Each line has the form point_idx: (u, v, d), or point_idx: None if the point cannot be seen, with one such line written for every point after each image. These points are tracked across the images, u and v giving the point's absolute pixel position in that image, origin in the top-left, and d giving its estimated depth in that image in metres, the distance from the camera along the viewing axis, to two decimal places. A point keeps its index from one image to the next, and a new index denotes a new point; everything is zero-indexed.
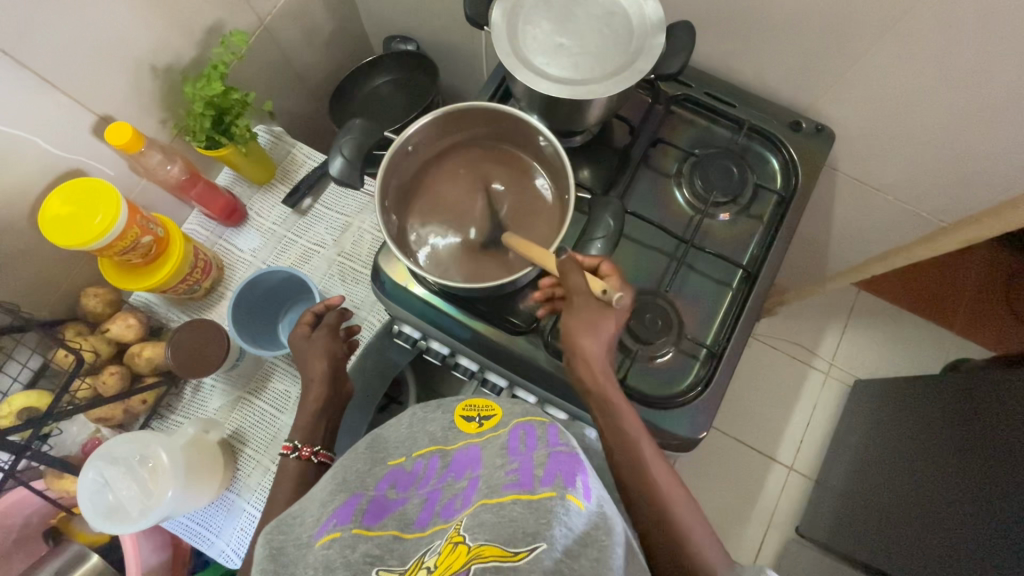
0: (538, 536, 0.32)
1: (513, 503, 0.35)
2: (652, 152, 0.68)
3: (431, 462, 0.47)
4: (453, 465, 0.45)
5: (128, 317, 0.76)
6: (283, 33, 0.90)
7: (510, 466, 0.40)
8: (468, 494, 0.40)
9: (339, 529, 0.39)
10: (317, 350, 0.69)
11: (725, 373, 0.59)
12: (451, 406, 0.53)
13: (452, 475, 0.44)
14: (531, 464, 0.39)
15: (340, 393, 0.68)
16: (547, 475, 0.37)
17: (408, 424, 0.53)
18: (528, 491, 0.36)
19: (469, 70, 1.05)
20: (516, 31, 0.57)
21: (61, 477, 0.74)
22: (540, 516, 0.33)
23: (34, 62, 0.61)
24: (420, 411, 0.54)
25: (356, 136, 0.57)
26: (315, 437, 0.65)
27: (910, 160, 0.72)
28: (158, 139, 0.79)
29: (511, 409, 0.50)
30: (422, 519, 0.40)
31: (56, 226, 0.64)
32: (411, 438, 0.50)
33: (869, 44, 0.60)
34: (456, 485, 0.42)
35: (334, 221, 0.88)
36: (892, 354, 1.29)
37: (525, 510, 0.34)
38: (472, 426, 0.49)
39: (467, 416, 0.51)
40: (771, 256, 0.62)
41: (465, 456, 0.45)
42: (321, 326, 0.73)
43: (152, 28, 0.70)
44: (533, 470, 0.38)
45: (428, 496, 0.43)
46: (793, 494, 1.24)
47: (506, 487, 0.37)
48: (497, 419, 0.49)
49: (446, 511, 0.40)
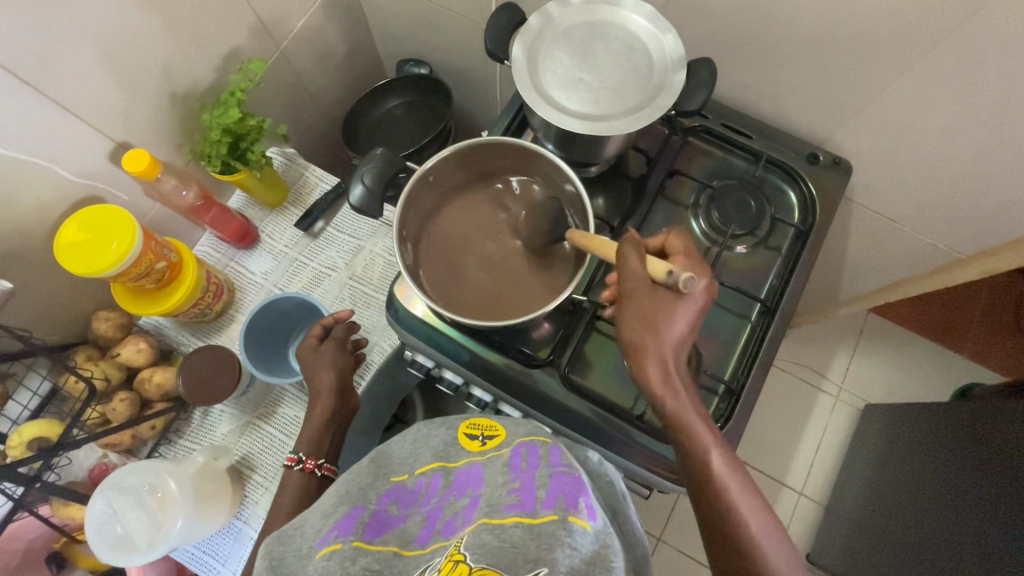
0: (540, 562, 0.34)
1: (514, 526, 0.36)
2: (668, 183, 0.68)
3: (433, 481, 0.47)
4: (454, 484, 0.46)
5: (138, 341, 0.75)
6: (298, 58, 0.90)
7: (511, 485, 0.41)
8: (468, 513, 0.41)
9: (339, 541, 0.39)
10: (325, 363, 0.70)
11: (744, 408, 0.58)
12: (456, 422, 0.54)
13: (454, 494, 0.45)
14: (533, 484, 0.41)
15: (346, 407, 0.70)
16: (549, 497, 0.39)
17: (412, 440, 0.54)
18: (529, 514, 0.37)
19: (482, 95, 1.05)
20: (535, 66, 0.57)
21: (67, 504, 0.73)
22: (543, 541, 0.35)
23: (57, 92, 0.62)
24: (423, 427, 0.55)
25: (378, 164, 0.57)
26: (320, 450, 0.66)
27: (925, 193, 0.72)
28: (174, 163, 0.79)
29: (515, 430, 0.51)
30: (422, 537, 0.41)
31: (72, 254, 0.64)
32: (414, 455, 0.51)
33: (886, 82, 0.61)
34: (458, 503, 0.43)
35: (347, 244, 0.88)
36: (903, 379, 1.28)
37: (526, 535, 0.36)
38: (474, 445, 0.50)
39: (470, 434, 0.51)
40: (790, 290, 0.62)
41: (467, 474, 0.46)
42: (329, 339, 0.73)
43: (172, 55, 0.71)
44: (534, 492, 0.39)
45: (429, 514, 0.44)
46: (802, 519, 1.22)
47: (506, 508, 0.38)
48: (501, 438, 0.50)
49: (447, 528, 0.41)
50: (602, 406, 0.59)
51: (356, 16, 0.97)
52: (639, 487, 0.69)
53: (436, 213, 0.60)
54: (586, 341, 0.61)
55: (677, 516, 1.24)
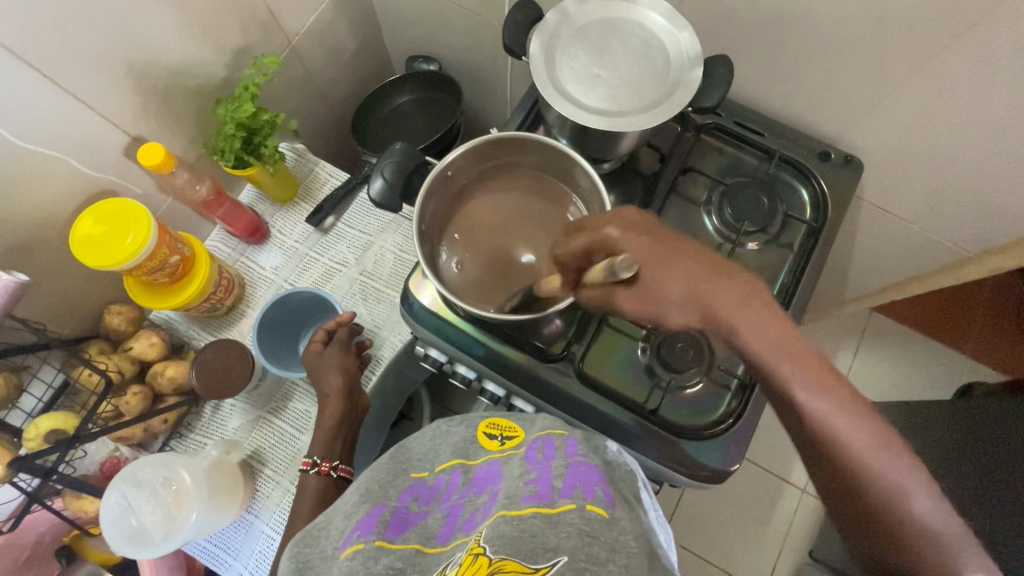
0: (558, 552, 0.33)
1: (533, 516, 0.37)
2: (681, 180, 0.68)
3: (453, 478, 0.48)
4: (474, 481, 0.46)
5: (151, 335, 0.76)
6: (309, 53, 0.90)
7: (528, 476, 0.42)
8: (487, 508, 0.41)
9: (362, 541, 0.39)
10: (331, 365, 0.70)
11: (757, 403, 0.59)
12: (475, 420, 0.54)
13: (473, 491, 0.45)
14: (550, 474, 0.42)
15: (356, 408, 0.69)
16: (565, 487, 0.40)
17: (431, 437, 0.54)
18: (547, 504, 0.38)
19: (491, 92, 1.05)
20: (553, 61, 0.57)
21: (79, 497, 0.73)
22: (561, 530, 0.35)
23: (73, 85, 0.62)
24: (443, 424, 0.55)
25: (396, 159, 0.58)
26: (333, 452, 0.66)
27: (934, 191, 0.72)
28: (186, 157, 0.79)
29: (533, 427, 0.51)
30: (444, 534, 0.42)
31: (87, 247, 0.64)
32: (433, 451, 0.52)
33: (899, 81, 0.61)
34: (478, 500, 0.43)
35: (357, 239, 0.88)
36: (905, 377, 1.29)
37: (544, 524, 0.36)
38: (493, 444, 0.50)
39: (489, 434, 0.52)
40: (802, 286, 0.62)
41: (486, 472, 0.46)
42: (333, 342, 0.74)
43: (186, 49, 0.71)
44: (551, 481, 0.41)
45: (449, 511, 0.44)
46: (806, 517, 1.23)
47: (524, 499, 0.39)
48: (520, 438, 0.50)
49: (467, 525, 0.41)
50: (616, 401, 0.59)
51: (367, 12, 0.97)
52: (650, 482, 0.69)
53: (480, 187, 0.61)
54: (600, 336, 0.62)
55: (681, 512, 1.24)
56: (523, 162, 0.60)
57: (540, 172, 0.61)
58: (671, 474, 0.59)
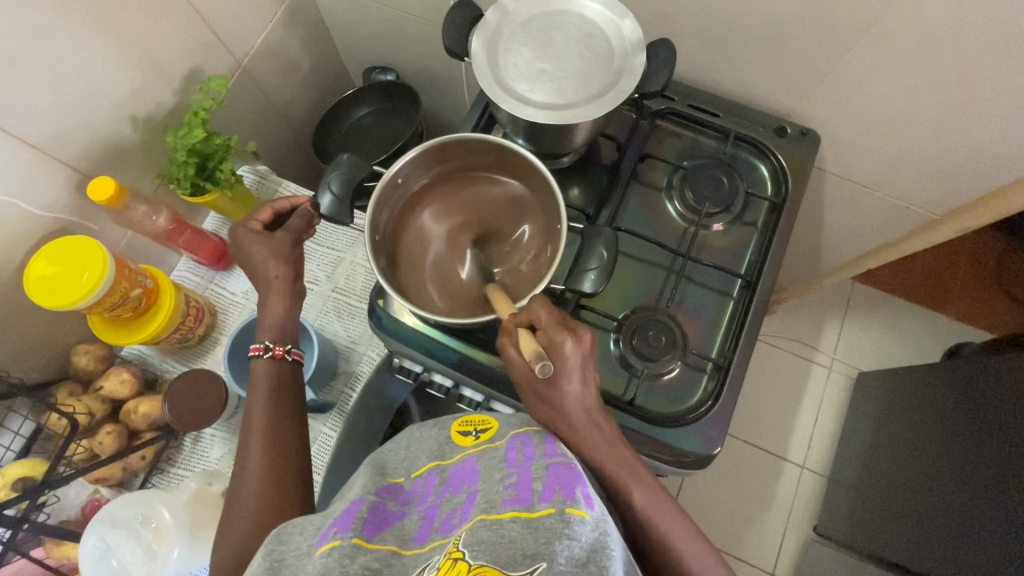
0: (538, 557, 0.32)
1: (512, 520, 0.35)
2: (641, 167, 0.68)
3: (430, 480, 0.47)
4: (449, 480, 0.45)
5: (121, 372, 0.74)
6: (261, 74, 0.90)
7: (509, 480, 0.40)
8: (465, 509, 0.40)
9: (338, 537, 0.38)
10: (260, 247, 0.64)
11: (733, 384, 0.58)
12: (448, 422, 0.53)
13: (450, 490, 0.44)
14: (530, 476, 0.40)
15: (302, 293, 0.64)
16: (546, 491, 0.37)
17: (407, 444, 0.53)
18: (527, 507, 0.36)
19: (451, 96, 1.05)
20: (496, 59, 0.57)
21: (60, 544, 0.70)
22: (541, 534, 0.34)
23: (13, 124, 0.60)
24: (417, 430, 0.54)
25: (345, 171, 0.57)
26: (285, 337, 0.61)
27: (895, 155, 0.72)
28: (142, 189, 0.78)
29: (507, 422, 0.51)
30: (421, 535, 0.40)
31: (43, 288, 0.63)
32: (409, 459, 0.51)
33: (843, 49, 0.61)
34: (455, 499, 0.42)
35: (326, 256, 0.87)
36: (892, 344, 1.29)
37: (523, 529, 0.35)
38: (467, 440, 0.50)
39: (463, 431, 0.51)
40: (769, 263, 0.62)
41: (461, 469, 0.45)
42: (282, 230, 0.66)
43: (130, 79, 0.70)
44: (531, 484, 0.39)
45: (426, 512, 0.43)
46: (806, 493, 1.23)
47: (504, 503, 0.38)
48: (492, 431, 0.50)
49: (444, 526, 0.40)
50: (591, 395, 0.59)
51: (317, 28, 0.96)
52: None
53: (433, 190, 0.60)
54: None
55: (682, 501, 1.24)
56: (485, 161, 0.59)
57: (517, 176, 0.59)
58: (656, 464, 0.58)
